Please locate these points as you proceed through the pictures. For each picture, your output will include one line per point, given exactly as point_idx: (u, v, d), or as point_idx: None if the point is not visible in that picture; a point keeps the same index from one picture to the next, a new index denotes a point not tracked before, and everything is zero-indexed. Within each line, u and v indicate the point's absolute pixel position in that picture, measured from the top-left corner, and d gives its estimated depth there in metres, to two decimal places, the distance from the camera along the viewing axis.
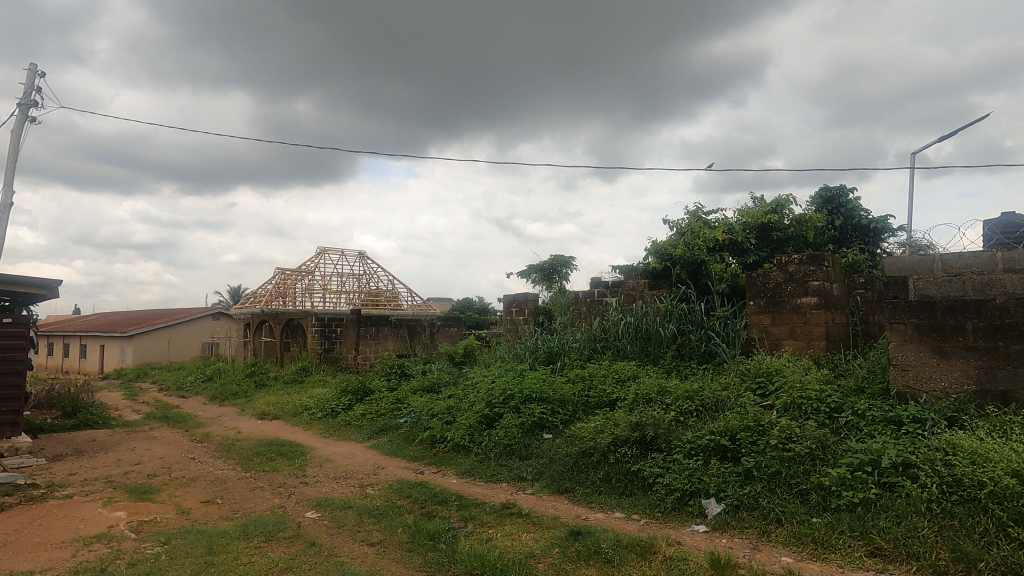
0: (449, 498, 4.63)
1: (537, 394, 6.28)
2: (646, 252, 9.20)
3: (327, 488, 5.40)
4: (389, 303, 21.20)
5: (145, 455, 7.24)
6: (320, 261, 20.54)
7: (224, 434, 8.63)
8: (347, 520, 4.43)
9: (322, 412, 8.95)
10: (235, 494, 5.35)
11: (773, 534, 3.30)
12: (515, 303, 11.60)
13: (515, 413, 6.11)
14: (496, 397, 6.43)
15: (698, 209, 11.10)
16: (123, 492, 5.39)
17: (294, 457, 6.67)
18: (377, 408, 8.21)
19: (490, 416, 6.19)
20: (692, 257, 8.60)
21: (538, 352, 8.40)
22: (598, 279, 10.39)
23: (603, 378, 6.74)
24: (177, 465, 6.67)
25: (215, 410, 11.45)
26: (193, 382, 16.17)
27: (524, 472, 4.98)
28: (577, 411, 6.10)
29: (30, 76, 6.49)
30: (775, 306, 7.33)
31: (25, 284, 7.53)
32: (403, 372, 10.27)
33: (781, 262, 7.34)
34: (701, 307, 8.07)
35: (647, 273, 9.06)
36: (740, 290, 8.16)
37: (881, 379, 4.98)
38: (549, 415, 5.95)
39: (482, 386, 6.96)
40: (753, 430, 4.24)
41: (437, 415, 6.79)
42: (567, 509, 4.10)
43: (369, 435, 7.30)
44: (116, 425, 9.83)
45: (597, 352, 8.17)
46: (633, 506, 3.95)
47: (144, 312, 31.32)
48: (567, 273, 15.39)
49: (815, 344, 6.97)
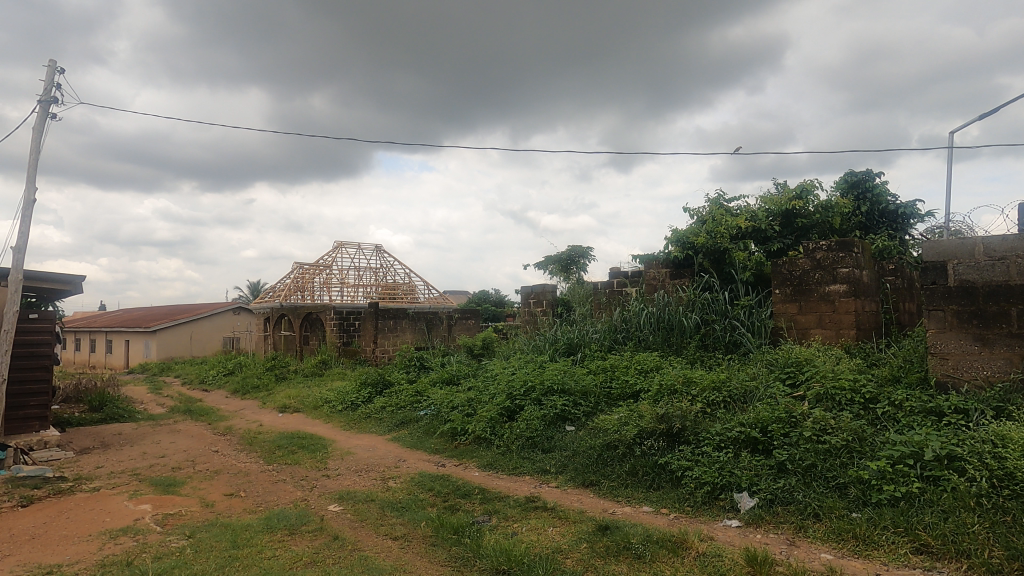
0: (472, 491, 4.57)
1: (559, 386, 6.19)
2: (667, 241, 9.00)
3: (349, 482, 5.37)
4: (406, 296, 21.26)
5: (170, 448, 7.32)
6: (337, 255, 20.64)
7: (247, 427, 8.69)
8: (370, 513, 4.40)
9: (342, 404, 8.97)
10: (258, 487, 5.36)
11: (810, 529, 3.18)
12: (533, 294, 11.50)
13: (536, 404, 6.04)
14: (517, 389, 6.36)
15: (719, 196, 10.89)
16: (149, 485, 5.43)
17: (316, 450, 6.68)
18: (397, 401, 8.20)
19: (511, 409, 6.12)
20: (715, 245, 8.37)
21: (558, 343, 8.28)
22: (617, 269, 10.23)
23: (625, 369, 6.63)
24: (201, 458, 6.73)
25: (237, 404, 11.56)
26: (214, 376, 16.36)
27: (547, 465, 4.90)
28: (599, 403, 6.02)
29: (50, 72, 6.51)
30: (802, 294, 7.14)
31: (50, 280, 7.63)
32: (422, 365, 10.25)
33: (809, 249, 7.16)
34: (725, 296, 7.86)
35: (668, 262, 8.87)
36: (765, 279, 7.93)
37: (918, 368, 4.79)
38: (571, 407, 5.88)
39: (503, 377, 6.90)
40: (785, 422, 4.11)
41: (458, 407, 6.74)
42: (593, 503, 4.01)
43: (390, 427, 7.29)
44: (142, 418, 9.98)
45: (618, 342, 8.04)
46: (661, 500, 3.85)
47: (166, 308, 31.87)
48: (585, 264, 15.23)
49: (845, 333, 6.76)
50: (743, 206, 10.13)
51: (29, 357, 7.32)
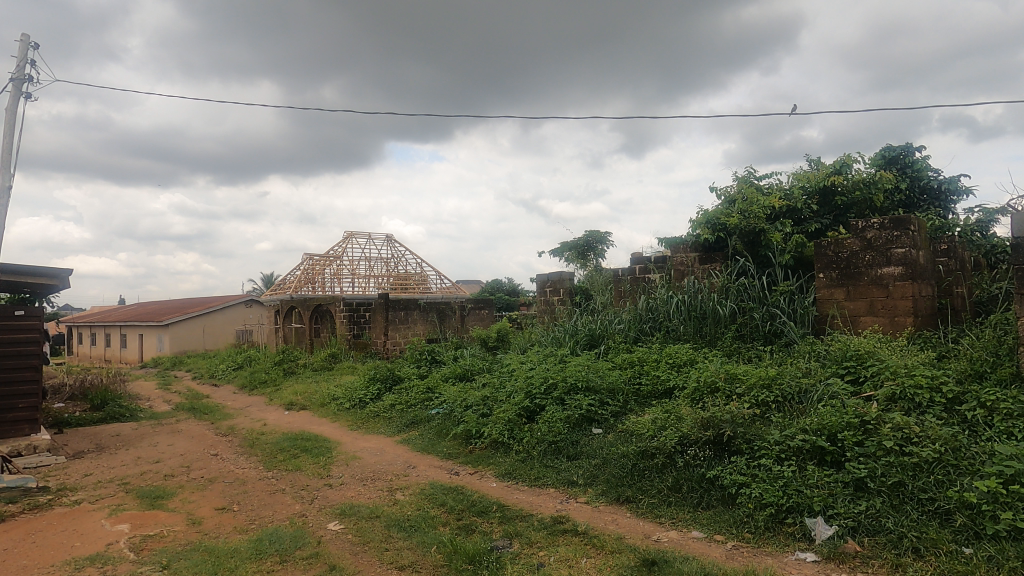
0: (490, 508, 4.00)
1: (583, 383, 5.61)
2: (695, 223, 8.32)
3: (353, 493, 4.84)
4: (418, 287, 20.79)
5: (166, 452, 6.85)
6: (347, 246, 20.19)
7: (250, 427, 8.23)
8: (374, 534, 3.86)
9: (349, 402, 8.48)
10: (254, 500, 4.86)
11: (910, 568, 2.57)
12: (549, 283, 10.88)
13: (558, 404, 5.46)
14: (537, 387, 5.77)
15: (748, 174, 10.18)
16: (135, 497, 4.94)
17: (319, 454, 6.17)
18: (407, 398, 7.67)
19: (531, 409, 5.54)
20: (750, 225, 7.64)
21: (579, 335, 7.66)
22: (639, 255, 9.57)
23: (655, 365, 6.05)
24: (197, 464, 6.25)
25: (243, 401, 11.14)
26: (224, 370, 16.02)
27: (574, 475, 4.32)
28: (628, 402, 5.47)
29: (23, 47, 5.97)
30: (850, 278, 6.47)
31: (37, 274, 7.17)
32: (434, 359, 9.72)
33: (858, 229, 6.48)
34: (762, 281, 7.16)
35: (697, 246, 8.18)
36: (806, 262, 7.23)
37: (1006, 363, 4.11)
38: (597, 407, 5.31)
39: (520, 373, 6.33)
40: (857, 429, 3.50)
41: (472, 406, 6.17)
42: (632, 526, 3.43)
43: (399, 428, 6.76)
44: (144, 417, 9.57)
45: (645, 333, 7.42)
46: (715, 524, 3.25)
47: (179, 301, 31.84)
48: (604, 249, 14.56)
49: (900, 321, 6.08)
50: (774, 184, 9.39)
51: (16, 356, 6.85)
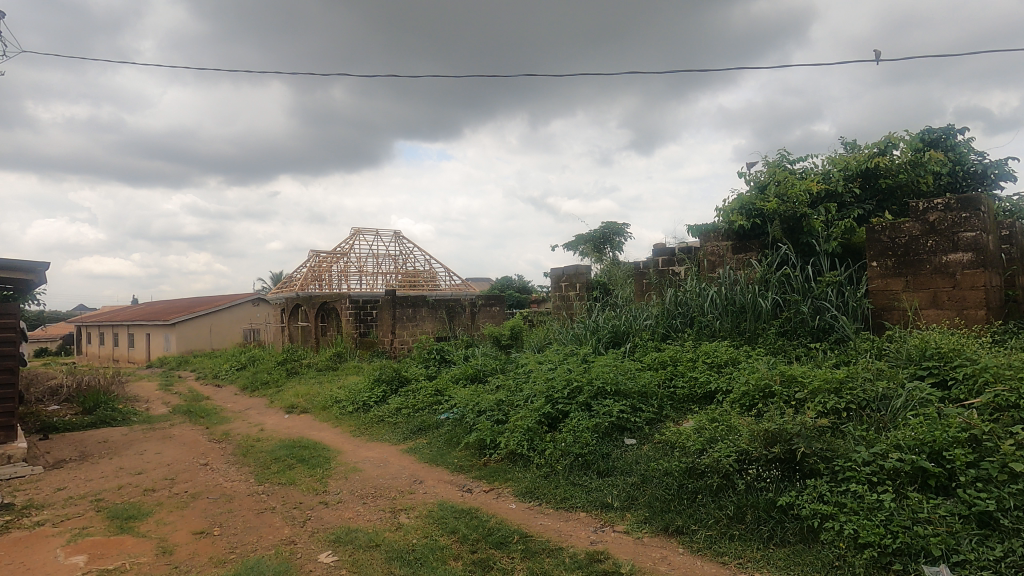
0: (510, 537, 3.36)
1: (611, 386, 4.95)
2: (726, 208, 7.61)
3: (351, 514, 4.21)
4: (427, 284, 20.22)
5: (152, 461, 6.27)
6: (354, 242, 19.66)
7: (246, 432, 7.66)
8: (371, 569, 3.22)
9: (352, 405, 7.88)
10: (238, 521, 4.25)
11: None
12: (565, 277, 10.21)
13: (584, 410, 4.81)
14: (559, 389, 5.12)
15: (780, 157, 9.43)
16: (104, 519, 4.35)
17: (316, 465, 5.56)
18: (414, 401, 7.04)
19: (553, 416, 4.88)
20: (790, 209, 6.92)
21: (601, 332, 6.99)
22: (662, 246, 8.88)
23: (691, 366, 5.39)
24: (183, 476, 5.66)
25: (243, 403, 10.59)
26: (227, 370, 15.51)
27: (607, 497, 3.66)
28: (663, 408, 4.84)
29: None
30: (909, 267, 5.75)
31: (13, 269, 6.59)
32: (443, 358, 9.09)
33: (918, 210, 5.76)
34: (806, 272, 6.45)
35: (730, 234, 7.48)
36: (855, 250, 6.51)
37: None
38: (629, 414, 4.66)
39: (539, 374, 5.67)
40: (968, 445, 2.82)
41: (485, 411, 5.52)
42: (689, 567, 2.78)
43: (405, 435, 6.14)
44: (137, 421, 9.04)
45: (675, 330, 6.74)
46: (797, 569, 2.59)
47: (187, 300, 31.56)
48: (621, 241, 13.88)
49: (970, 314, 5.37)
50: (809, 168, 8.68)
51: None
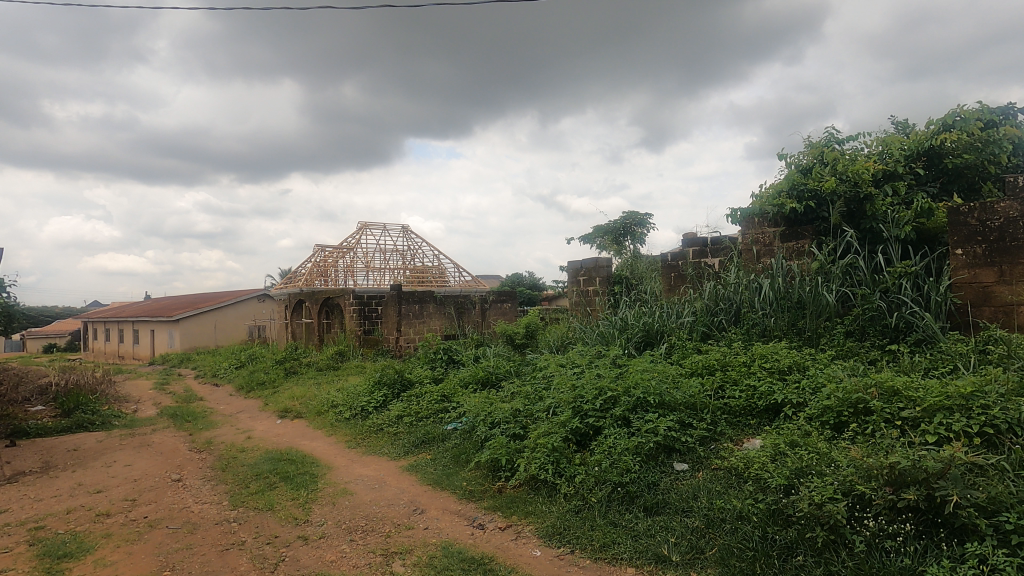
0: None
1: (654, 397, 4.08)
2: (773, 189, 6.66)
3: (334, 556, 3.38)
4: (436, 281, 19.45)
5: (117, 476, 5.49)
6: (361, 236, 18.92)
7: (231, 440, 6.87)
8: None
9: (349, 411, 7.07)
10: (194, 563, 3.45)
11: None
12: (583, 271, 9.30)
13: (621, 426, 3.93)
14: (588, 399, 4.26)
15: (828, 136, 8.40)
16: (33, 558, 3.56)
17: (301, 485, 4.74)
18: (418, 408, 6.21)
19: (582, 432, 4.03)
20: (852, 189, 6.02)
21: (631, 331, 6.10)
22: (691, 236, 8.00)
23: (746, 371, 4.53)
24: (147, 495, 4.87)
25: (236, 405, 9.84)
26: (226, 369, 14.80)
27: (662, 546, 2.80)
28: (717, 425, 3.99)
29: None
30: (1004, 255, 4.82)
31: None
32: (451, 359, 8.26)
33: (1016, 187, 4.82)
34: (873, 262, 5.54)
35: (778, 218, 6.54)
36: (931, 236, 5.59)
37: None
38: (678, 432, 3.81)
39: (562, 379, 4.81)
40: None
41: (499, 423, 4.68)
42: None
43: (406, 449, 5.33)
44: (118, 425, 8.29)
45: (717, 328, 5.86)
46: None
47: (193, 297, 31.13)
48: (643, 233, 12.97)
49: None
50: (858, 148, 7.73)
51: None
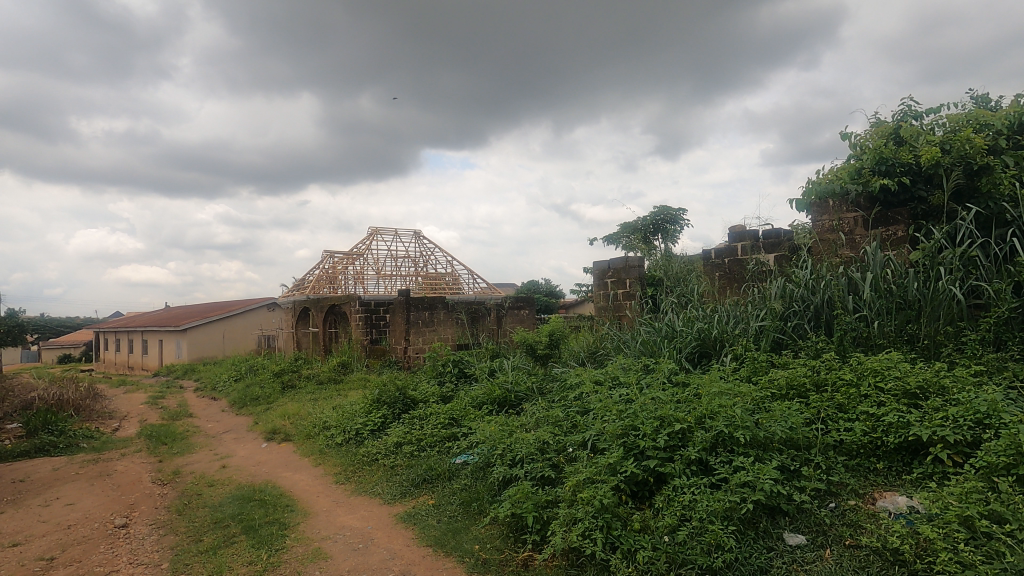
0: None
1: (741, 432, 2.90)
2: (851, 166, 5.47)
3: None
4: (450, 288, 18.43)
5: (49, 521, 4.43)
6: (372, 242, 18.00)
7: (202, 470, 5.80)
8: None
9: (342, 435, 5.98)
10: None
11: None
12: (611, 271, 8.15)
13: (697, 475, 2.78)
14: (645, 433, 3.09)
15: (906, 110, 7.12)
16: None
17: (265, 542, 3.63)
18: (421, 434, 5.08)
19: (641, 481, 2.90)
20: (961, 160, 4.84)
21: (683, 340, 4.92)
22: (741, 229, 6.83)
23: (857, 392, 3.33)
24: (72, 552, 3.80)
25: (224, 423, 8.81)
26: (224, 382, 13.84)
27: None
28: (833, 474, 2.82)
29: None
30: None
31: None
32: (463, 373, 7.13)
33: None
34: (1002, 251, 4.32)
35: (862, 200, 5.34)
36: None
37: None
38: (783, 484, 2.66)
39: (604, 403, 3.66)
40: None
41: (522, 462, 3.54)
42: None
43: (402, 490, 4.21)
44: (86, 449, 7.29)
45: (792, 335, 4.67)
46: None
47: (205, 306, 30.46)
48: (676, 232, 11.79)
49: None
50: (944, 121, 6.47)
51: None
